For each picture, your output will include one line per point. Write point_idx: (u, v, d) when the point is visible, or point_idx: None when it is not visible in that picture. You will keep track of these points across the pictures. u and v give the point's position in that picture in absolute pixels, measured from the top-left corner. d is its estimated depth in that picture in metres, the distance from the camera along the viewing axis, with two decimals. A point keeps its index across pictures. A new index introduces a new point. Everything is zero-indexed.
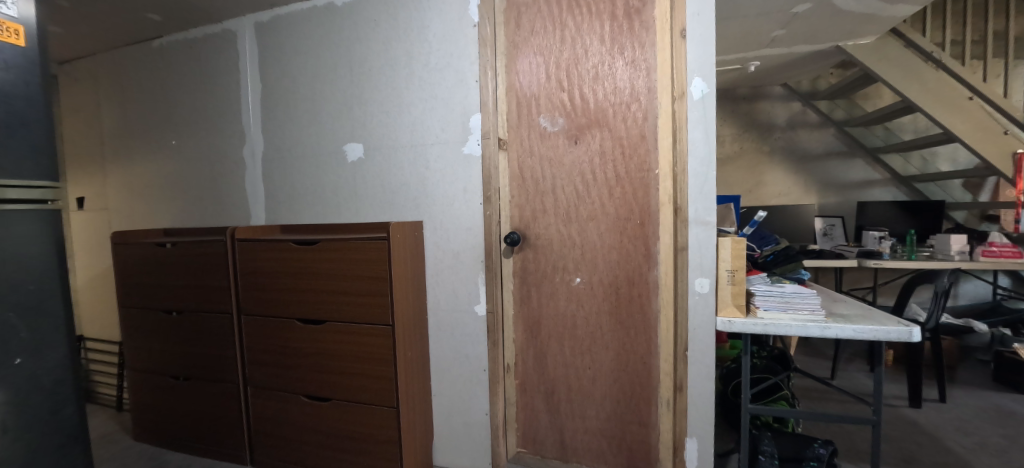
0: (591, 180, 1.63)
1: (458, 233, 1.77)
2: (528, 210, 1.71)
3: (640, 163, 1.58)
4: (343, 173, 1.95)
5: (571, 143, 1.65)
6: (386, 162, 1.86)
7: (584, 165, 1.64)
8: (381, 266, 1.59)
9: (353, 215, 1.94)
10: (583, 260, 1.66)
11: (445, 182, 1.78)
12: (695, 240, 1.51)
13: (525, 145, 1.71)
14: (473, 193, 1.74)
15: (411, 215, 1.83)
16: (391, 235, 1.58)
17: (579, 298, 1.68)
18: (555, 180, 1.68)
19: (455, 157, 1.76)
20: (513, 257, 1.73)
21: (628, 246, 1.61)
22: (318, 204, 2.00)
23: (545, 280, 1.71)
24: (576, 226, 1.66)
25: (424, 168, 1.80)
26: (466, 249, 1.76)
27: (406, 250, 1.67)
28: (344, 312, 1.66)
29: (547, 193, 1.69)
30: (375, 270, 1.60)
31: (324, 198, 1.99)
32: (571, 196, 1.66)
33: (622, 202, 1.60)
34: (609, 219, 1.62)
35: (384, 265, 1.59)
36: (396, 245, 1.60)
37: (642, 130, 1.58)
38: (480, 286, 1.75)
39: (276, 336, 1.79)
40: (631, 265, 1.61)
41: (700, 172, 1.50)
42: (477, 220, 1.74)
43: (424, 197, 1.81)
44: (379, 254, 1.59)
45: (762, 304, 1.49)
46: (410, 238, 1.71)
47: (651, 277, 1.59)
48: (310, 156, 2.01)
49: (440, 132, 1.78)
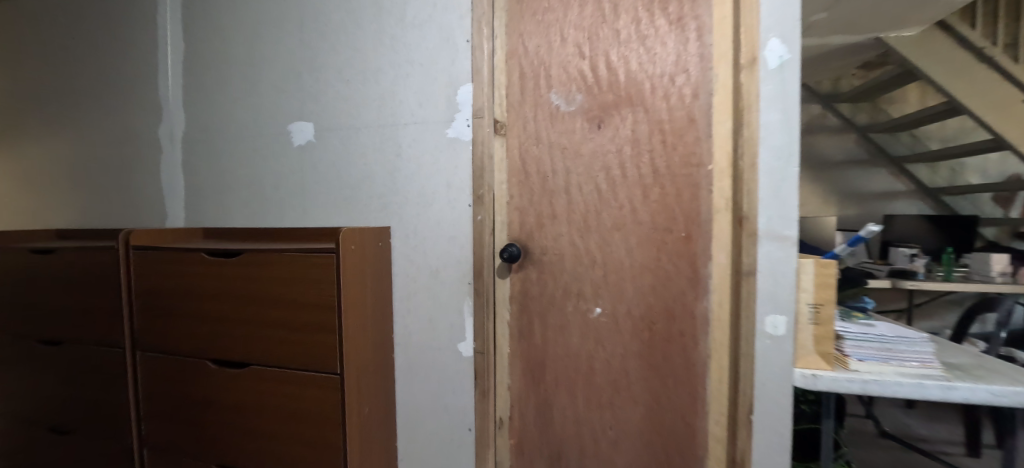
0: (620, 177, 1.22)
1: (438, 244, 1.32)
2: (532, 215, 1.28)
3: (686, 155, 1.17)
4: (285, 161, 1.47)
5: (592, 128, 1.24)
6: (344, 148, 1.40)
7: (610, 158, 1.23)
8: (326, 291, 1.13)
9: (299, 218, 1.47)
10: (604, 285, 1.24)
11: (424, 176, 1.32)
12: (766, 261, 1.10)
13: (529, 128, 1.28)
14: (459, 190, 1.30)
15: (376, 219, 1.37)
16: (342, 249, 1.11)
17: (598, 335, 1.25)
18: (569, 176, 1.26)
19: (437, 142, 1.31)
20: (510, 277, 1.30)
21: (667, 265, 1.19)
22: (254, 200, 1.53)
23: (553, 309, 1.29)
24: (598, 237, 1.24)
25: (395, 157, 1.35)
26: (448, 266, 1.31)
27: (367, 267, 1.22)
28: (276, 353, 1.20)
29: (558, 193, 1.26)
30: (318, 296, 1.14)
31: (262, 192, 1.52)
32: (590, 198, 1.24)
33: (661, 207, 1.19)
34: (643, 230, 1.20)
35: (331, 290, 1.13)
36: (348, 263, 1.14)
37: (689, 111, 1.17)
38: (466, 316, 1.31)
39: (184, 380, 1.32)
40: (673, 292, 1.19)
41: (776, 167, 1.08)
42: (465, 226, 1.30)
43: (393, 197, 1.35)
44: (324, 275, 1.13)
45: (855, 353, 1.09)
46: (373, 250, 1.25)
47: (698, 310, 1.17)
48: (246, 138, 1.54)
49: (418, 109, 1.33)
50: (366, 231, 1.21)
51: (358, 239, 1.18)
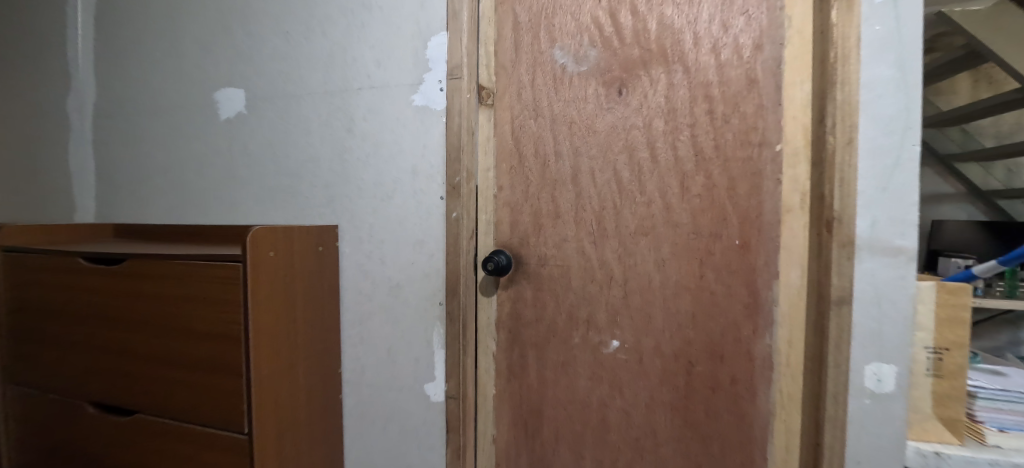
0: (649, 161, 0.88)
1: (399, 251, 0.98)
2: (528, 213, 0.96)
3: (744, 130, 0.83)
4: (211, 139, 1.14)
5: (610, 95, 0.90)
6: (282, 123, 1.06)
7: (635, 136, 0.89)
8: (230, 319, 0.79)
9: (226, 212, 1.13)
10: (625, 311, 0.90)
11: (382, 159, 0.98)
12: (867, 284, 0.75)
13: (526, 96, 0.95)
14: (428, 178, 0.95)
15: (320, 216, 1.03)
16: (252, 259, 0.77)
17: (615, 378, 0.92)
18: (578, 160, 0.92)
19: (400, 113, 0.97)
20: (497, 295, 0.98)
21: (713, 286, 0.85)
22: (175, 190, 1.20)
23: (554, 340, 0.96)
24: (618, 244, 0.90)
25: (344, 133, 1.01)
26: (413, 280, 0.97)
27: (298, 282, 0.88)
28: (168, 399, 0.86)
29: (564, 184, 0.93)
30: (220, 325, 0.80)
31: (184, 179, 1.18)
32: (608, 191, 0.91)
33: (707, 205, 0.85)
34: (681, 236, 0.87)
35: (237, 317, 0.78)
36: (263, 279, 0.80)
37: (749, 70, 0.83)
38: (437, 348, 0.96)
39: (59, 427, 0.98)
40: (721, 324, 0.85)
41: (882, 147, 0.75)
42: (436, 228, 0.95)
43: (341, 187, 1.01)
44: (227, 296, 0.79)
45: (991, 420, 0.75)
46: (309, 257, 0.91)
47: (757, 349, 0.83)
48: (167, 111, 1.21)
49: (375, 70, 0.99)
50: (296, 232, 0.87)
51: (283, 245, 0.84)
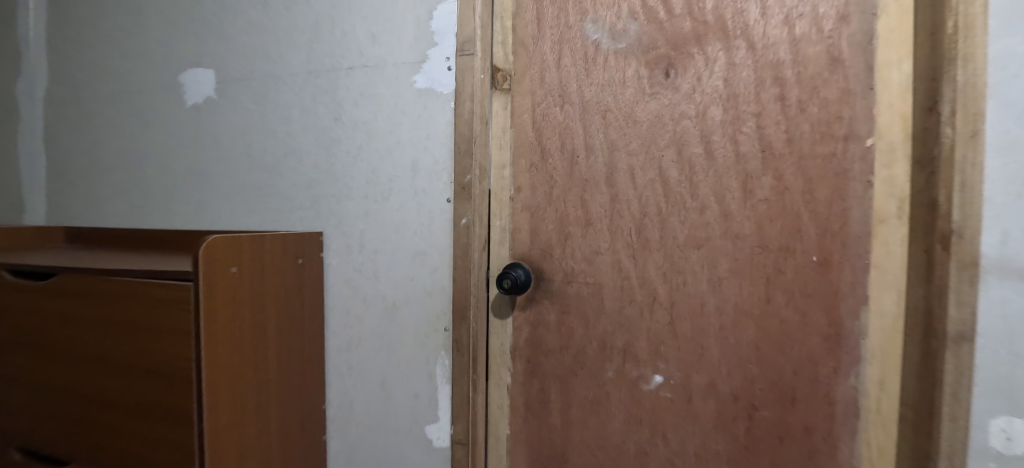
0: (704, 158, 0.72)
1: (396, 264, 0.81)
2: (551, 219, 0.80)
3: (825, 121, 0.67)
4: (175, 129, 0.97)
5: (655, 78, 0.74)
6: (258, 109, 0.89)
7: (686, 127, 0.73)
8: (177, 354, 0.62)
9: (191, 215, 0.96)
10: (671, 341, 0.74)
11: (376, 153, 0.81)
12: (994, 318, 0.60)
13: (550, 79, 0.79)
14: (431, 176, 0.78)
15: (301, 220, 0.86)
16: (206, 279, 0.60)
17: (656, 421, 0.76)
18: (614, 157, 0.76)
19: (398, 97, 0.80)
20: (514, 317, 0.82)
21: (784, 313, 0.69)
22: (134, 188, 1.03)
23: (583, 373, 0.80)
24: (663, 260, 0.74)
25: (331, 121, 0.84)
26: (412, 300, 0.80)
27: (268, 303, 0.71)
28: (104, 451, 0.69)
29: (596, 186, 0.77)
30: (165, 362, 0.62)
31: (144, 176, 1.01)
32: (651, 194, 0.74)
33: (776, 213, 0.69)
34: (742, 251, 0.71)
35: (186, 352, 0.61)
36: (222, 303, 0.63)
37: (832, 46, 0.67)
38: (441, 383, 0.80)
39: None
40: (793, 359, 0.69)
41: (1013, 142, 0.59)
42: (440, 237, 0.78)
43: (327, 187, 0.84)
44: (173, 325, 0.61)
45: None
46: (282, 271, 0.74)
47: (838, 391, 0.68)
48: (126, 95, 1.04)
49: (369, 45, 0.81)
50: (266, 242, 0.70)
51: (249, 259, 0.67)
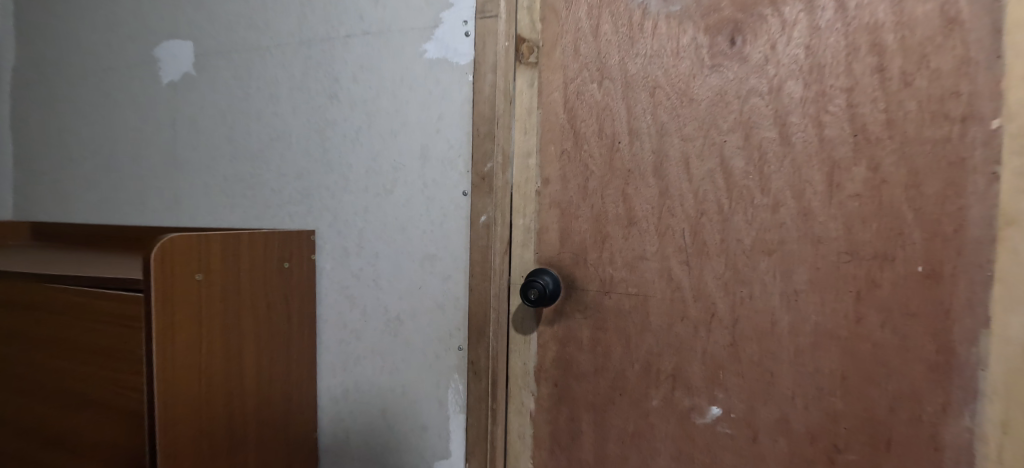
0: (778, 144, 0.59)
1: (401, 270, 0.68)
2: (586, 218, 0.67)
3: (936, 98, 0.54)
4: (151, 110, 0.85)
5: (717, 47, 0.61)
6: (241, 86, 0.77)
7: (756, 106, 0.59)
8: (126, 383, 0.49)
9: (167, 209, 0.84)
10: (732, 366, 0.61)
11: (377, 137, 0.68)
12: None
13: (587, 49, 0.66)
14: (444, 165, 0.65)
15: (290, 216, 0.73)
16: (158, 290, 0.47)
17: (712, 462, 0.63)
18: (665, 143, 0.63)
19: (405, 70, 0.67)
20: (540, 332, 0.70)
21: (878, 336, 0.56)
22: (101, 178, 0.90)
23: (623, 402, 0.67)
24: (724, 268, 0.61)
25: (325, 100, 0.71)
26: (420, 313, 0.67)
27: (243, 317, 0.58)
28: None
29: (642, 178, 0.64)
30: (112, 392, 0.50)
31: (114, 164, 0.88)
32: (709, 188, 0.61)
33: (869, 213, 0.56)
34: (825, 259, 0.57)
35: (137, 381, 0.49)
36: (182, 320, 0.50)
37: (948, 4, 0.53)
38: (453, 411, 0.67)
39: None
40: (889, 393, 0.56)
41: None
42: (454, 237, 0.65)
43: (320, 177, 0.71)
44: (121, 347, 0.49)
45: None
46: (262, 278, 0.61)
47: (945, 434, 0.55)
48: (89, 70, 0.90)
49: (370, 8, 0.68)
50: (241, 243, 0.57)
51: (219, 264, 0.54)
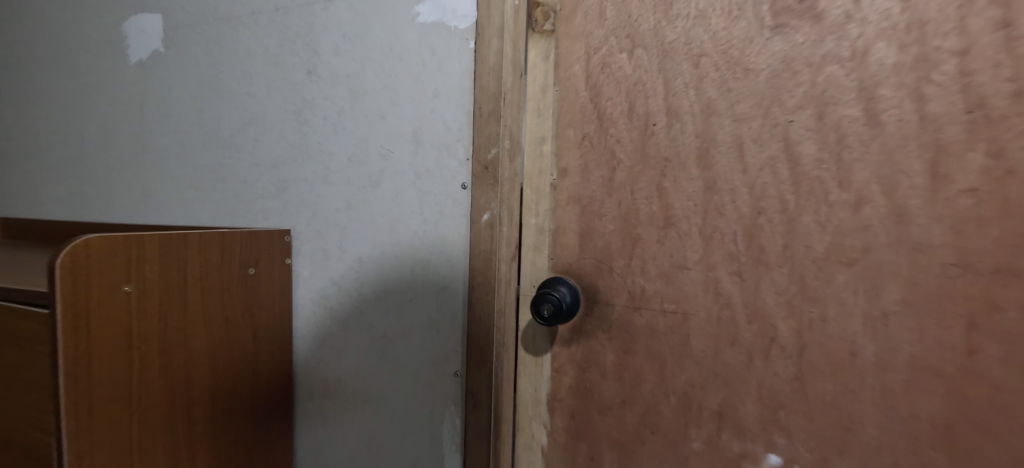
0: (862, 124, 0.46)
1: (389, 279, 0.57)
2: (612, 218, 0.55)
3: None
4: (121, 94, 0.75)
5: (781, 2, 0.48)
6: (213, 64, 0.66)
7: (833, 77, 0.46)
8: (31, 420, 0.40)
9: (134, 204, 0.74)
10: (794, 402, 0.49)
11: (360, 119, 0.56)
12: None
13: (616, 10, 0.54)
14: (438, 152, 0.53)
15: (265, 214, 0.63)
16: (62, 306, 0.38)
17: None
18: (712, 125, 0.51)
19: (394, 37, 0.55)
20: (557, 353, 0.59)
21: (999, 375, 0.43)
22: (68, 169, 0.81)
23: (656, 443, 0.55)
24: (788, 281, 0.49)
25: (304, 76, 0.60)
26: (410, 330, 0.56)
27: (190, 335, 0.48)
28: None
29: (683, 169, 0.52)
30: (17, 430, 0.41)
31: (81, 154, 0.79)
32: (770, 181, 0.49)
33: (989, 213, 0.42)
34: (925, 273, 0.44)
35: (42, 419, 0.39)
36: (101, 342, 0.40)
37: None
38: (448, 448, 0.56)
39: None
40: (1013, 452, 0.42)
41: None
42: (450, 241, 0.54)
43: (296, 168, 0.60)
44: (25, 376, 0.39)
45: None
46: (217, 288, 0.51)
47: None
48: (56, 49, 0.81)
49: None
50: (188, 246, 0.48)
51: (154, 272, 0.44)
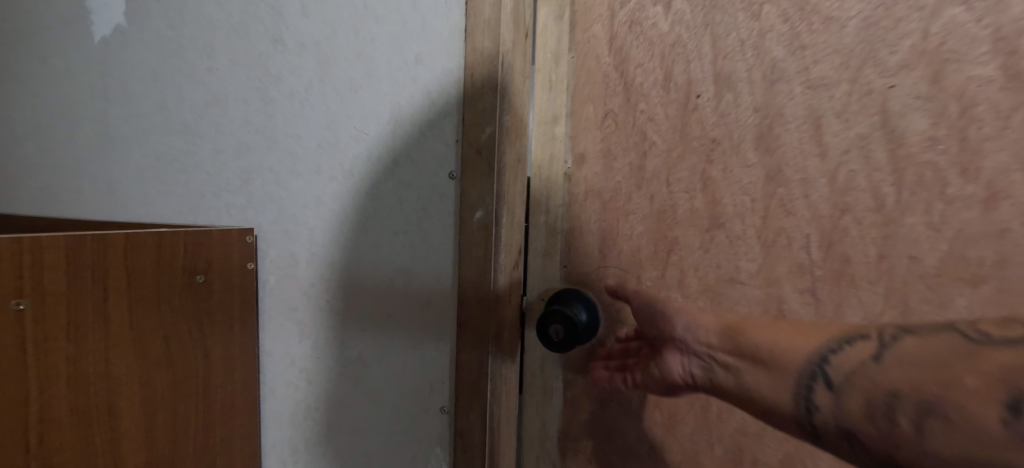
0: (1000, 89, 0.32)
1: (365, 290, 0.46)
2: (642, 217, 0.43)
3: None
4: (83, 75, 0.67)
5: None
6: (174, 36, 0.57)
7: (957, 23, 0.33)
8: None
9: (98, 198, 0.66)
10: (760, 345, 0.33)
11: (329, 94, 0.46)
12: None
13: None
14: (422, 134, 0.42)
15: (229, 210, 0.54)
16: None
17: None
18: (778, 95, 0.38)
19: None
20: (573, 382, 0.48)
21: None
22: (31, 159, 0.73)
23: None
24: (881, 304, 0.36)
25: (268, 46, 0.49)
26: (390, 353, 0.46)
27: (115, 358, 0.39)
28: None
29: (737, 154, 0.40)
30: None
31: (44, 142, 0.71)
32: (859, 168, 0.36)
33: None
34: None
35: None
36: None
37: None
38: None
39: None
40: None
41: None
42: (437, 245, 0.43)
43: (260, 156, 0.50)
44: None
45: None
46: (153, 300, 0.42)
47: None
48: (18, 27, 0.73)
49: None
50: (111, 251, 0.39)
51: (61, 284, 0.36)
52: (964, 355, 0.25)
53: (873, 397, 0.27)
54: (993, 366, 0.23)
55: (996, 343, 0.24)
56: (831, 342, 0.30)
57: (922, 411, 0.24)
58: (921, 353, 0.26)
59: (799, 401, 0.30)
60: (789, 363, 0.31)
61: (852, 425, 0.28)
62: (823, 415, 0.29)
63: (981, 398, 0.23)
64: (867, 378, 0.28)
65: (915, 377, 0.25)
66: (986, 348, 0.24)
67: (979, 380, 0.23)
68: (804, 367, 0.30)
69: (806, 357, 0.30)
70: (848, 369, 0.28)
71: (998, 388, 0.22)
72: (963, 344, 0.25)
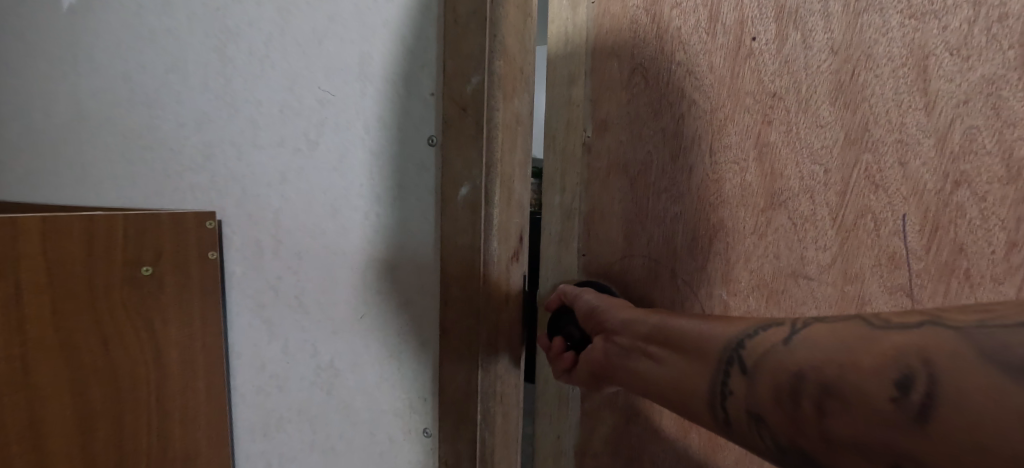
0: None
1: (334, 285, 0.39)
2: (677, 195, 0.34)
3: None
4: (48, 45, 0.61)
5: None
6: None
7: None
8: None
9: (70, 183, 0.61)
10: (682, 333, 0.27)
11: (288, 47, 0.38)
12: None
13: None
14: (398, 93, 0.35)
15: (192, 192, 0.47)
16: None
17: None
18: (866, 30, 0.28)
19: None
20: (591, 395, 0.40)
21: None
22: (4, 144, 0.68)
23: None
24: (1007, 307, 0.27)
25: None
26: (365, 359, 0.39)
27: (34, 366, 0.33)
28: None
29: (806, 111, 0.30)
30: None
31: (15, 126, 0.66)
32: (983, 126, 0.26)
33: None
34: None
35: None
36: None
37: None
38: None
39: None
40: None
41: None
42: (417, 229, 0.36)
43: (220, 127, 0.43)
44: None
45: None
46: (84, 295, 0.36)
47: None
48: None
49: None
50: (22, 237, 0.32)
51: None
52: (863, 337, 0.20)
53: (780, 381, 0.22)
54: (889, 347, 0.18)
55: (896, 328, 0.19)
56: (751, 326, 0.24)
57: (822, 392, 0.19)
58: (826, 335, 0.21)
59: (711, 388, 0.24)
60: (705, 347, 0.25)
61: (758, 413, 0.22)
62: (733, 404, 0.23)
63: (882, 380, 0.18)
64: (774, 361, 0.22)
65: (821, 360, 0.20)
66: (887, 332, 0.19)
67: (881, 363, 0.18)
68: (718, 350, 0.24)
69: (724, 341, 0.25)
70: (762, 350, 0.23)
71: (891, 365, 0.18)
72: (865, 327, 0.20)
